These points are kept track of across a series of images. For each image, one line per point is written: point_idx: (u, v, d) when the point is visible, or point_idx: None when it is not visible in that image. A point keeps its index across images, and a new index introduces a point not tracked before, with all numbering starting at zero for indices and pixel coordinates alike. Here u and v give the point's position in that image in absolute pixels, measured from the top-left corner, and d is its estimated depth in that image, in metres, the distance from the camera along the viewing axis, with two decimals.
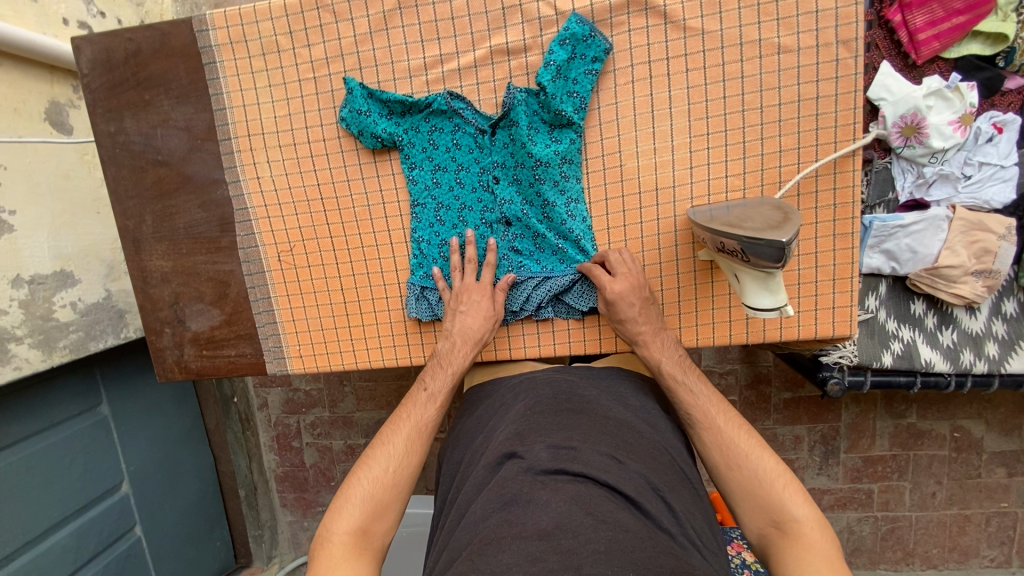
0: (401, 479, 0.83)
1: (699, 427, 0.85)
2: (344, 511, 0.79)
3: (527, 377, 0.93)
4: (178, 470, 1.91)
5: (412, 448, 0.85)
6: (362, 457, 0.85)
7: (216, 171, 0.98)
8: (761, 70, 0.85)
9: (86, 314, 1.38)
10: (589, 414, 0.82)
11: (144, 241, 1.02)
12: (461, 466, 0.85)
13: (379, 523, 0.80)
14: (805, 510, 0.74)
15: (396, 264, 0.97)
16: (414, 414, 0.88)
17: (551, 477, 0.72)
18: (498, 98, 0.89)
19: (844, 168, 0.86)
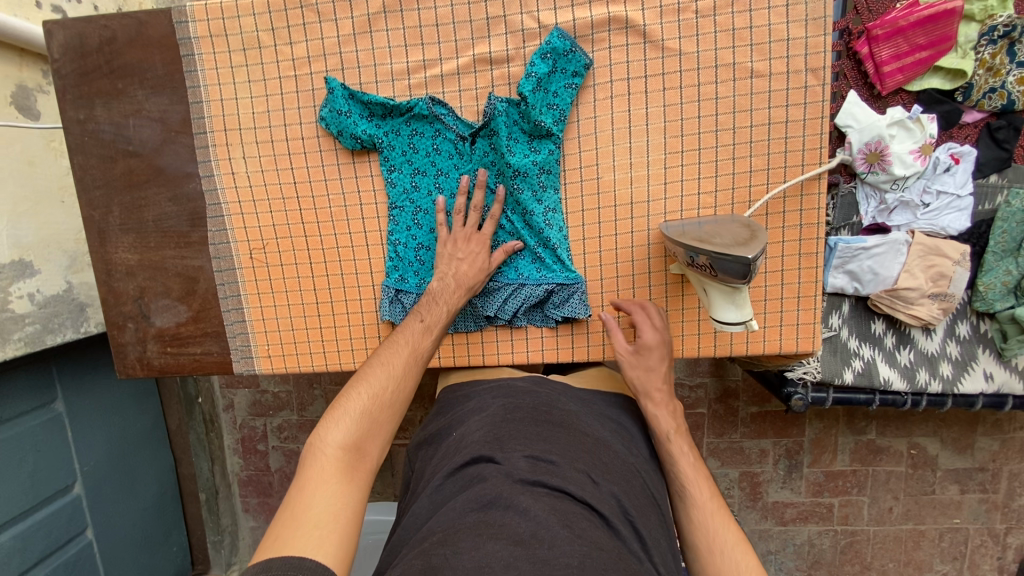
0: (397, 400, 0.80)
1: (675, 472, 0.85)
2: (336, 427, 0.75)
3: (503, 385, 0.93)
4: (135, 471, 1.84)
5: (408, 375, 0.83)
6: (355, 378, 0.81)
7: (190, 165, 0.96)
8: (735, 92, 0.87)
9: (44, 306, 1.34)
10: (566, 427, 0.83)
11: (110, 232, 0.99)
12: (430, 469, 0.84)
13: (373, 440, 0.76)
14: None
15: (371, 266, 0.97)
16: (410, 343, 0.85)
17: (530, 484, 0.72)
18: (479, 106, 0.90)
19: (810, 191, 0.89)
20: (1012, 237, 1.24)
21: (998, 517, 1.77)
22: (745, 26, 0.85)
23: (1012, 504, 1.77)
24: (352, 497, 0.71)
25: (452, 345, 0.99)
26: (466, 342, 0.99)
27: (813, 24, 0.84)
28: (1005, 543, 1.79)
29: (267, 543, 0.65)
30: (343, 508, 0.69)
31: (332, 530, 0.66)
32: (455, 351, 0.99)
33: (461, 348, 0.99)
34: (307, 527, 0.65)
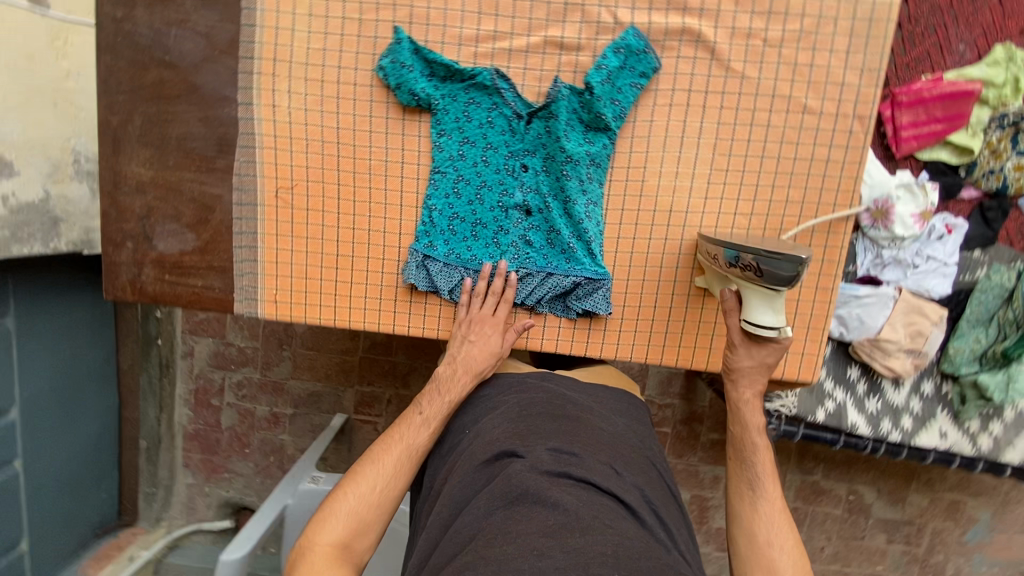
0: (389, 496, 0.86)
1: (740, 434, 0.93)
2: (330, 522, 0.82)
3: (517, 383, 0.99)
4: (77, 406, 1.72)
5: (403, 470, 0.88)
6: (351, 472, 0.87)
7: (228, 89, 0.91)
8: (786, 124, 0.91)
9: (18, 213, 1.24)
10: (581, 422, 0.89)
11: (125, 142, 0.92)
12: (452, 461, 0.90)
13: (363, 538, 0.83)
14: (790, 554, 0.84)
15: (401, 227, 0.95)
16: (406, 435, 0.89)
17: (555, 476, 0.78)
18: (542, 88, 0.90)
19: (837, 231, 0.94)
20: (986, 308, 1.33)
21: (914, 567, 1.92)
22: (807, 64, 0.89)
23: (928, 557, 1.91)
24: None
25: None
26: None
27: (867, 75, 0.89)
28: None
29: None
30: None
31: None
32: None
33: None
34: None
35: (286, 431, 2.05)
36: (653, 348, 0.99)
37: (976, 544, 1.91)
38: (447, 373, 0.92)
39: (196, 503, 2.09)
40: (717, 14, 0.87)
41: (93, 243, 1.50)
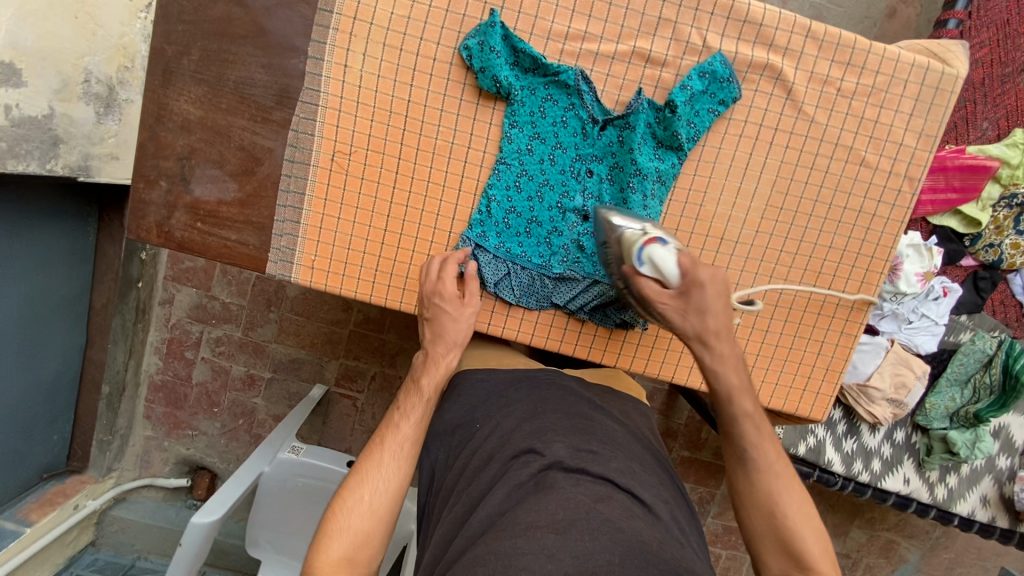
0: (385, 504, 0.82)
1: (744, 419, 0.85)
2: (326, 546, 0.78)
3: (535, 381, 1.02)
4: (41, 341, 1.60)
5: (394, 473, 0.84)
6: (339, 491, 0.83)
7: (299, 40, 0.86)
8: (842, 173, 0.94)
9: (17, 126, 1.17)
10: (595, 422, 0.91)
11: (177, 75, 0.86)
12: (469, 454, 0.91)
13: (364, 550, 0.79)
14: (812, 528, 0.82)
15: (455, 212, 0.93)
16: (388, 437, 0.87)
17: (568, 473, 0.78)
18: (620, 97, 0.90)
19: (870, 281, 0.98)
20: (966, 369, 1.43)
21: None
22: (872, 119, 0.92)
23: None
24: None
25: (506, 317, 0.96)
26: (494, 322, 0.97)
27: (924, 140, 0.93)
28: None
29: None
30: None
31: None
32: (507, 322, 0.97)
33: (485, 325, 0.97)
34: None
35: (260, 395, 1.98)
36: (681, 369, 1.01)
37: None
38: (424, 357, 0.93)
39: (151, 458, 2.01)
40: (800, 55, 0.89)
41: (90, 171, 1.39)
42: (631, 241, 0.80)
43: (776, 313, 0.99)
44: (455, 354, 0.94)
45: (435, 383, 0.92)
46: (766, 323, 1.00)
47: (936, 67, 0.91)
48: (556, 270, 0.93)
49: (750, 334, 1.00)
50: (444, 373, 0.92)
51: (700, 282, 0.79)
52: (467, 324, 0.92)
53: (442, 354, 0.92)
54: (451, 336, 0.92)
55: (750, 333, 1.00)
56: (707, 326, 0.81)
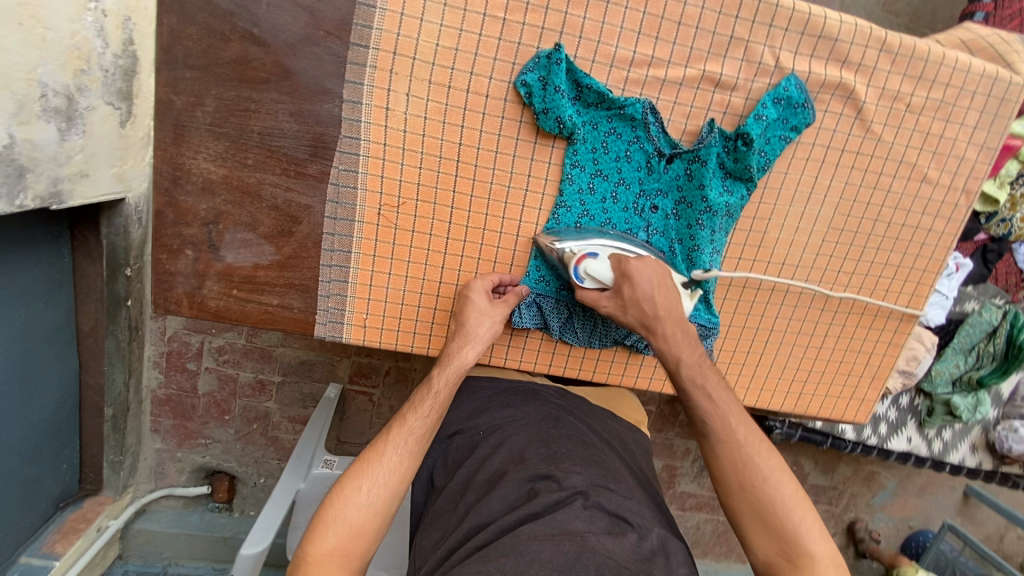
0: (386, 499, 0.72)
1: (715, 438, 0.76)
2: (320, 534, 0.69)
3: (560, 399, 0.90)
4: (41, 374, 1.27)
5: (401, 466, 0.74)
6: (338, 480, 0.74)
7: (331, 81, 0.75)
8: (904, 191, 0.92)
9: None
10: (608, 455, 0.79)
11: (191, 130, 0.75)
12: (469, 475, 0.77)
13: (355, 546, 0.69)
14: (820, 542, 0.69)
15: (513, 258, 0.87)
16: (392, 427, 0.77)
17: (588, 503, 0.67)
18: (687, 125, 0.84)
19: (919, 294, 1.00)
20: (971, 339, 1.50)
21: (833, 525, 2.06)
22: (938, 134, 0.89)
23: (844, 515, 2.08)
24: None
25: (567, 356, 0.94)
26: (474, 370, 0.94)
27: (984, 152, 0.91)
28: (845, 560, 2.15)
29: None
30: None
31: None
32: (569, 361, 0.94)
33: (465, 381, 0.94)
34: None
35: (272, 400, 1.81)
36: (738, 390, 1.02)
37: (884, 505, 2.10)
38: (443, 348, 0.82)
39: (167, 468, 1.83)
40: (873, 71, 0.84)
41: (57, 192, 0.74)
42: (567, 262, 0.79)
43: (830, 329, 1.01)
44: (472, 354, 0.81)
45: (449, 379, 0.79)
46: (821, 340, 1.01)
47: (1003, 75, 0.87)
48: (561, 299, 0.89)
49: (804, 351, 1.01)
50: (461, 368, 0.80)
51: (632, 273, 0.78)
52: (494, 322, 0.82)
53: (459, 347, 0.81)
54: (477, 330, 0.81)
55: (804, 351, 1.01)
56: (655, 307, 0.79)
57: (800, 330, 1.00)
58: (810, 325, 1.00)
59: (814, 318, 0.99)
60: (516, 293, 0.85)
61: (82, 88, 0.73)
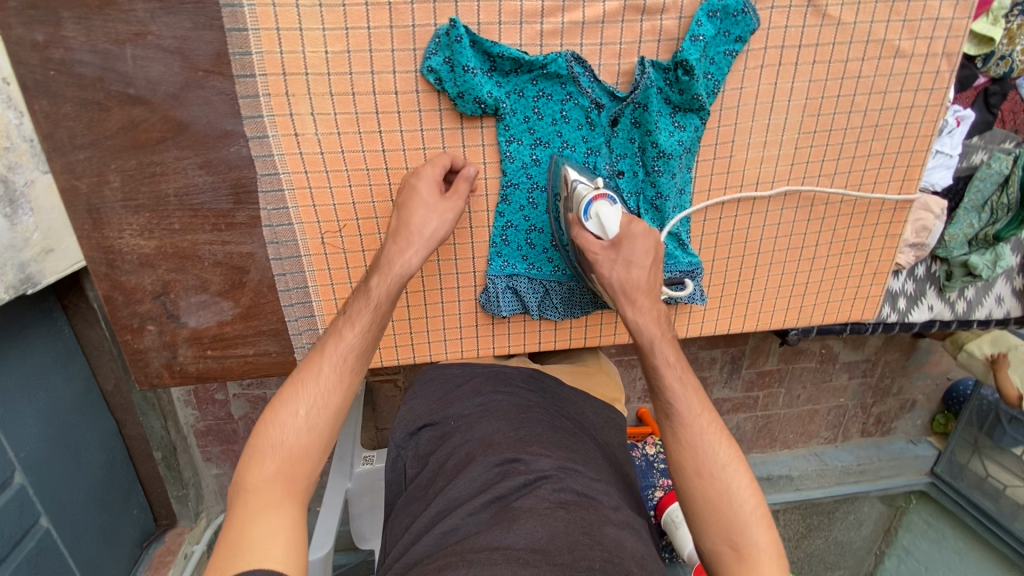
0: (327, 420, 0.67)
1: (677, 422, 0.70)
2: (257, 463, 0.63)
3: (533, 374, 0.83)
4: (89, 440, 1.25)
5: (341, 384, 0.69)
6: (270, 404, 0.67)
7: (228, 121, 0.69)
8: (876, 72, 0.83)
9: None
10: (579, 437, 0.73)
11: (107, 211, 0.71)
12: (439, 466, 0.71)
13: (302, 470, 0.64)
14: (767, 535, 0.64)
15: (473, 249, 0.83)
16: (328, 346, 0.69)
17: (557, 486, 0.62)
18: (621, 65, 0.76)
19: (912, 177, 0.92)
20: (983, 194, 1.33)
21: (871, 394, 1.87)
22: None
23: (882, 383, 1.86)
24: (287, 522, 0.60)
25: (554, 331, 0.91)
26: (423, 290, 0.86)
27: (961, 6, 0.81)
28: (886, 425, 1.97)
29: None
30: (277, 535, 0.58)
31: (272, 551, 0.57)
32: (558, 336, 0.92)
33: (417, 296, 0.86)
34: (239, 558, 0.56)
35: None
36: (736, 319, 1.00)
37: (922, 366, 1.85)
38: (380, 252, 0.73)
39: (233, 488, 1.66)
40: None
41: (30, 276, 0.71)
42: (581, 198, 0.71)
43: (822, 237, 0.95)
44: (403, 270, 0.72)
45: (389, 291, 0.72)
46: (813, 249, 0.96)
47: None
48: (495, 275, 0.84)
49: (798, 265, 0.97)
50: (403, 275, 0.72)
51: (634, 234, 0.73)
52: (443, 218, 0.73)
53: (401, 250, 0.72)
54: (416, 224, 0.72)
55: (798, 265, 0.97)
56: (624, 280, 0.73)
57: (788, 246, 0.95)
58: (799, 238, 0.95)
59: (802, 231, 0.94)
60: (463, 180, 0.75)
61: (13, 165, 0.65)
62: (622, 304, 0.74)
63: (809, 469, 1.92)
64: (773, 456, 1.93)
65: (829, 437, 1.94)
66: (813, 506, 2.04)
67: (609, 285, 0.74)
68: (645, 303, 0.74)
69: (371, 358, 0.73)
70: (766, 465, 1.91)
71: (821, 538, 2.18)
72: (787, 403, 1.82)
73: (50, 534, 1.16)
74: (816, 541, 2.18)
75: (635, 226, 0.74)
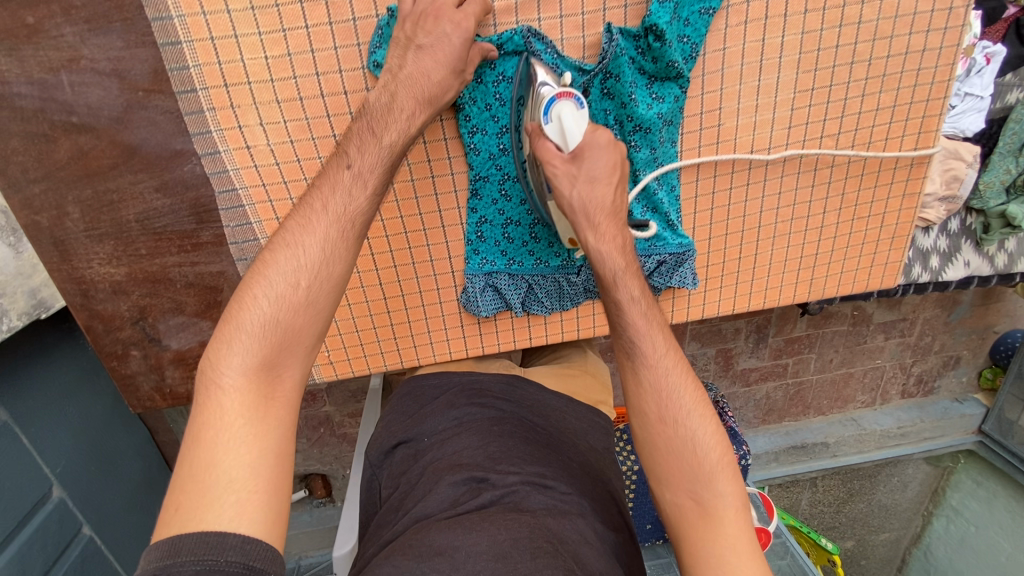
0: (327, 295, 0.60)
1: (639, 362, 0.66)
2: (236, 348, 0.55)
3: (512, 381, 0.81)
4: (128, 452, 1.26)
5: (345, 253, 0.61)
6: (257, 267, 0.58)
7: (178, 140, 0.67)
8: (880, 15, 0.74)
9: None
10: (555, 449, 0.72)
11: (72, 242, 0.71)
12: (411, 485, 0.69)
13: (290, 356, 0.58)
14: (732, 487, 0.62)
15: (449, 250, 0.80)
16: (333, 202, 0.60)
17: (524, 502, 0.61)
18: (586, 37, 0.70)
19: (928, 128, 0.83)
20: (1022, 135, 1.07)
21: (910, 353, 1.76)
22: None
23: (922, 342, 1.75)
24: (272, 438, 0.55)
25: (544, 325, 0.87)
26: (426, 157, 0.74)
27: None
28: (929, 384, 1.86)
29: (168, 515, 0.51)
30: (259, 457, 0.53)
31: (252, 490, 0.52)
32: (548, 330, 0.88)
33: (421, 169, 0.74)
34: (217, 490, 0.51)
35: (326, 404, 1.42)
36: (740, 298, 0.93)
37: (966, 320, 1.73)
38: (384, 100, 0.62)
39: None
40: None
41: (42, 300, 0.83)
42: (541, 100, 0.65)
43: (829, 205, 0.88)
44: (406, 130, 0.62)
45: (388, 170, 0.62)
46: (821, 218, 0.89)
47: None
48: (472, 274, 0.81)
49: (806, 235, 0.90)
50: (416, 133, 0.64)
51: (600, 145, 0.66)
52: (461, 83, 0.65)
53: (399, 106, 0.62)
54: (433, 80, 0.62)
55: (805, 236, 0.90)
56: (586, 199, 0.66)
57: (792, 217, 0.88)
58: (803, 209, 0.87)
59: (807, 199, 0.86)
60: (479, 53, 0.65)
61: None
62: (584, 229, 0.66)
63: (847, 435, 1.83)
64: (808, 424, 1.86)
65: (865, 400, 1.85)
66: (853, 471, 1.95)
67: (570, 207, 0.66)
68: (608, 230, 0.67)
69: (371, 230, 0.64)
70: (799, 433, 1.83)
71: (864, 503, 2.09)
72: (819, 368, 1.73)
73: (94, 541, 1.14)
74: (859, 505, 2.09)
75: (601, 135, 0.67)
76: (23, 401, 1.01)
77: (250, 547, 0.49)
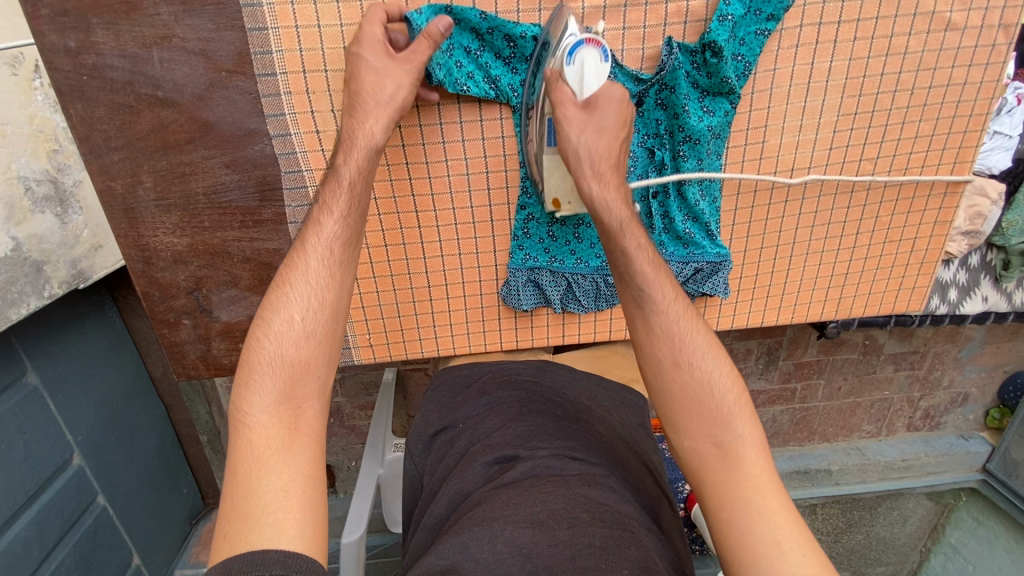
0: (325, 322, 0.63)
1: (650, 309, 0.67)
2: (249, 387, 0.58)
3: (545, 371, 0.83)
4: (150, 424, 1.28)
5: (334, 280, 0.64)
6: (258, 314, 0.61)
7: (252, 120, 0.70)
8: (924, 48, 0.78)
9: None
10: (585, 424, 0.74)
11: (141, 209, 0.74)
12: (448, 469, 0.72)
13: (305, 388, 0.59)
14: (749, 428, 0.62)
15: (494, 244, 0.83)
16: (310, 238, 0.64)
17: (557, 471, 0.64)
18: (646, 49, 0.73)
19: (964, 159, 0.86)
20: None
21: (918, 387, 1.78)
22: None
23: (931, 375, 1.76)
24: (301, 465, 0.55)
25: (578, 323, 0.90)
26: (419, 123, 0.75)
27: None
28: (935, 419, 1.87)
29: (217, 544, 0.52)
30: (291, 482, 0.54)
31: (287, 509, 0.52)
32: (581, 328, 0.91)
33: (413, 134, 0.75)
34: (255, 517, 0.51)
35: (339, 394, 1.43)
36: (769, 312, 0.95)
37: (976, 356, 1.74)
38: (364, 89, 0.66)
39: None
40: None
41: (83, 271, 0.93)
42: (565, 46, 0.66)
43: (863, 225, 0.90)
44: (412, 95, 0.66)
45: (361, 167, 0.66)
46: (854, 237, 0.91)
47: None
48: (516, 270, 0.84)
49: (837, 255, 0.92)
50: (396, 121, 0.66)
51: (602, 101, 0.68)
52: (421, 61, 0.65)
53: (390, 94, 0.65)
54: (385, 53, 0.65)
55: (837, 254, 0.92)
56: (592, 147, 0.67)
57: (827, 236, 0.90)
58: (837, 227, 0.90)
59: (841, 219, 0.89)
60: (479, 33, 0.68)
61: (62, 168, 0.88)
62: (587, 178, 0.67)
63: (850, 464, 1.84)
64: (813, 449, 1.87)
65: (870, 429, 1.86)
66: (854, 500, 1.95)
67: (575, 152, 0.67)
68: (611, 180, 0.68)
69: (361, 242, 0.68)
70: (802, 458, 1.84)
71: (862, 534, 2.08)
72: (827, 394, 1.75)
73: (107, 511, 1.16)
74: (857, 536, 2.08)
75: (614, 91, 0.68)
76: (56, 365, 1.03)
77: (291, 561, 0.49)
